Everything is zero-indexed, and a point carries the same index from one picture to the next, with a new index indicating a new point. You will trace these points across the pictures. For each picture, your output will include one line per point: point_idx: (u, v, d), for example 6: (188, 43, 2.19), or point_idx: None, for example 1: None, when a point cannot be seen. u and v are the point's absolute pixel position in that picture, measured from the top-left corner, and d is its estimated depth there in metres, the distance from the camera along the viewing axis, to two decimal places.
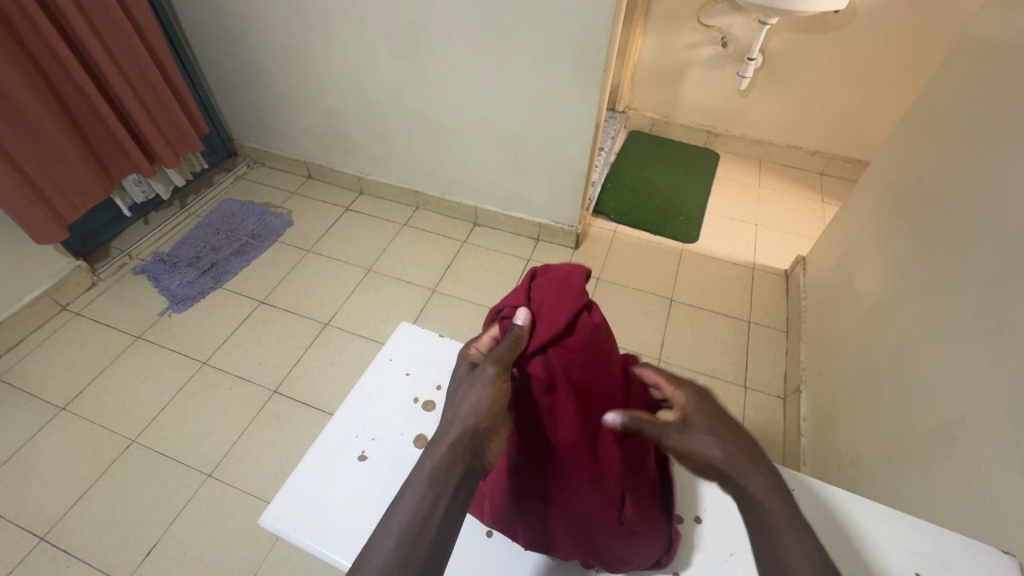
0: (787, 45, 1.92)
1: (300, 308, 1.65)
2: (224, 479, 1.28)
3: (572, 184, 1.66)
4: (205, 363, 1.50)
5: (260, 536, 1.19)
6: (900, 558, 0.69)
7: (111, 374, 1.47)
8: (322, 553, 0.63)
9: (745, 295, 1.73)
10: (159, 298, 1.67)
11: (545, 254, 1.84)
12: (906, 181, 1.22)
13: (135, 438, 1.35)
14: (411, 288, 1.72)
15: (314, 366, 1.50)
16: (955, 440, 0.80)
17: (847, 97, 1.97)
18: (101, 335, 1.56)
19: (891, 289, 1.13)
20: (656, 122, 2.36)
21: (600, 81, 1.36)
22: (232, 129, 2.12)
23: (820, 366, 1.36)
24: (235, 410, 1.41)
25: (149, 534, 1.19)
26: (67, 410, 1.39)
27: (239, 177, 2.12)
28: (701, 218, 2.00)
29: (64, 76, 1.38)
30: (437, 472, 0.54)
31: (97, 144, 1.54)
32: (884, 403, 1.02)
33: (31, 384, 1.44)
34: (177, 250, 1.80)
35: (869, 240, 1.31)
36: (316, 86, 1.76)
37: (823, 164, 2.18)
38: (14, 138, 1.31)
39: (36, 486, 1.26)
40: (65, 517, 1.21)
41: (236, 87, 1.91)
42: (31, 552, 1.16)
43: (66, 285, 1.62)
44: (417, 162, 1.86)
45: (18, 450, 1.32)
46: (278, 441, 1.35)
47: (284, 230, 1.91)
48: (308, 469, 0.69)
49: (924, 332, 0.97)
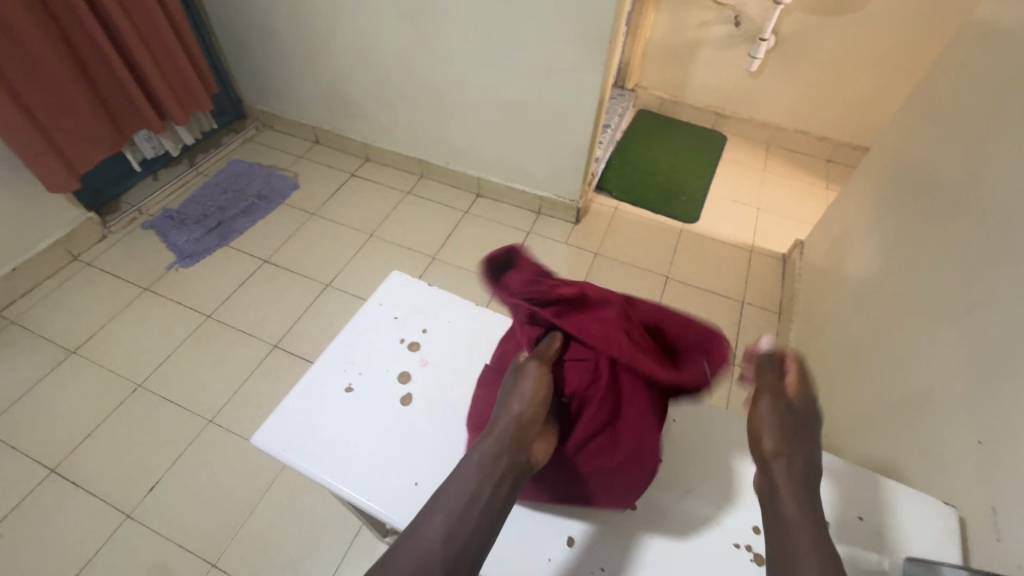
0: (802, 26, 1.89)
1: (302, 269, 1.69)
2: (224, 425, 1.34)
3: (574, 157, 1.68)
4: (208, 317, 1.55)
5: (255, 479, 1.25)
6: (846, 504, 0.70)
7: (120, 323, 1.53)
8: (308, 473, 0.66)
9: (740, 276, 1.75)
10: (166, 254, 1.71)
11: (545, 227, 1.87)
12: (902, 165, 1.22)
13: (141, 383, 1.40)
14: (412, 254, 1.75)
15: (313, 324, 1.55)
16: (918, 408, 0.83)
17: (857, 82, 1.95)
18: (111, 286, 1.61)
19: (878, 271, 1.15)
20: (665, 102, 2.34)
21: (605, 54, 1.36)
22: (242, 91, 2.13)
23: (806, 346, 1.38)
24: (237, 361, 1.46)
25: (152, 471, 1.26)
26: (76, 353, 1.46)
27: (247, 139, 2.14)
28: (703, 199, 2.01)
29: (76, 23, 1.40)
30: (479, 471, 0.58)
31: (108, 98, 1.57)
32: (860, 380, 1.04)
33: (43, 328, 1.50)
34: (185, 208, 1.84)
35: (863, 223, 1.32)
36: (324, 49, 1.77)
37: (829, 150, 2.17)
38: (26, 84, 1.34)
39: (46, 423, 1.32)
40: (74, 452, 1.28)
41: (246, 48, 1.92)
42: (41, 482, 1.23)
43: (77, 236, 1.66)
44: (422, 131, 1.87)
45: (29, 388, 1.38)
46: (276, 391, 1.40)
47: (289, 193, 1.94)
48: (298, 398, 0.72)
49: (902, 312, 0.99)
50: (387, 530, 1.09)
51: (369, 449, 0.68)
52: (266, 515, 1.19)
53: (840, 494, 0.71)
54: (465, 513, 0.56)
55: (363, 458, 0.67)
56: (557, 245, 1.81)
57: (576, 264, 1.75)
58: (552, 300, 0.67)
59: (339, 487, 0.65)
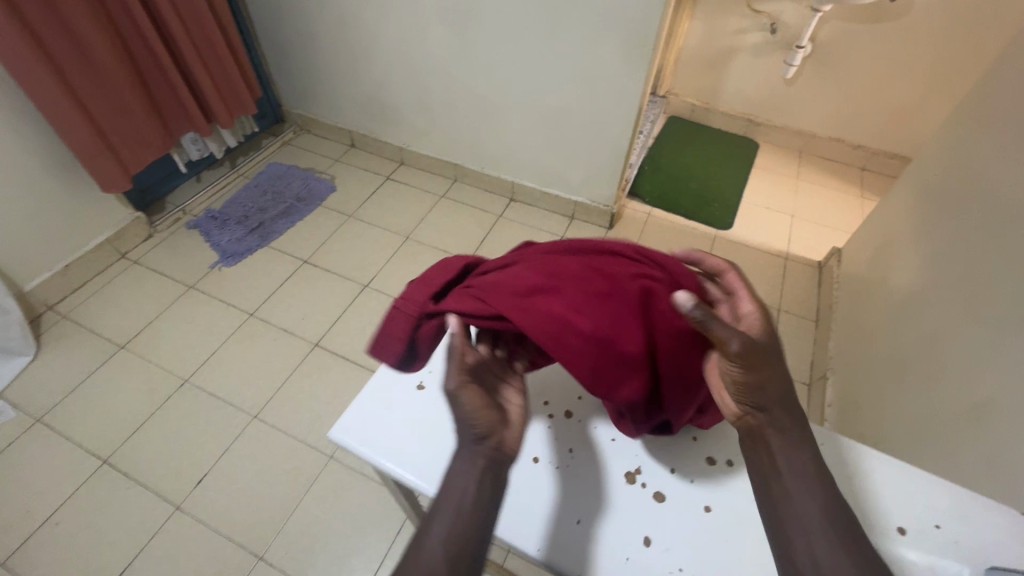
0: (840, 34, 1.89)
1: (340, 270, 1.72)
2: (268, 421, 1.36)
3: (610, 163, 1.69)
4: (251, 315, 1.59)
5: (300, 475, 1.27)
6: (922, 513, 0.66)
7: (166, 319, 1.57)
8: (383, 465, 0.68)
9: (776, 283, 1.74)
10: (209, 253, 1.76)
11: (578, 231, 1.88)
12: (951, 174, 1.21)
13: (188, 378, 1.44)
14: (447, 257, 1.78)
15: (353, 324, 1.58)
16: (983, 420, 0.82)
17: (896, 91, 1.93)
18: (157, 284, 1.66)
19: (927, 281, 1.14)
20: (697, 109, 2.35)
21: (649, 61, 1.38)
22: (281, 96, 2.18)
23: (849, 356, 1.37)
24: (279, 359, 1.49)
25: (201, 465, 1.29)
26: (125, 348, 1.50)
27: (285, 142, 2.19)
28: (736, 206, 2.01)
29: (134, 29, 1.45)
30: (467, 469, 0.55)
31: (159, 101, 1.62)
32: (912, 390, 1.03)
33: (94, 323, 1.55)
34: (227, 209, 1.88)
35: (908, 232, 1.31)
36: (366, 55, 1.81)
37: (865, 158, 2.15)
38: (88, 87, 1.40)
39: (99, 415, 1.36)
40: (125, 444, 1.32)
41: (288, 54, 1.97)
42: (95, 473, 1.27)
43: (126, 235, 1.72)
44: (458, 136, 1.90)
45: (82, 381, 1.42)
46: (318, 390, 1.43)
47: (327, 195, 1.98)
48: (372, 392, 0.75)
49: (957, 322, 0.98)
50: None
51: (442, 444, 0.69)
52: (311, 511, 1.22)
53: (915, 502, 0.67)
54: (464, 510, 0.52)
55: (437, 452, 0.69)
56: None
57: None
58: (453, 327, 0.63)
59: (415, 479, 0.67)
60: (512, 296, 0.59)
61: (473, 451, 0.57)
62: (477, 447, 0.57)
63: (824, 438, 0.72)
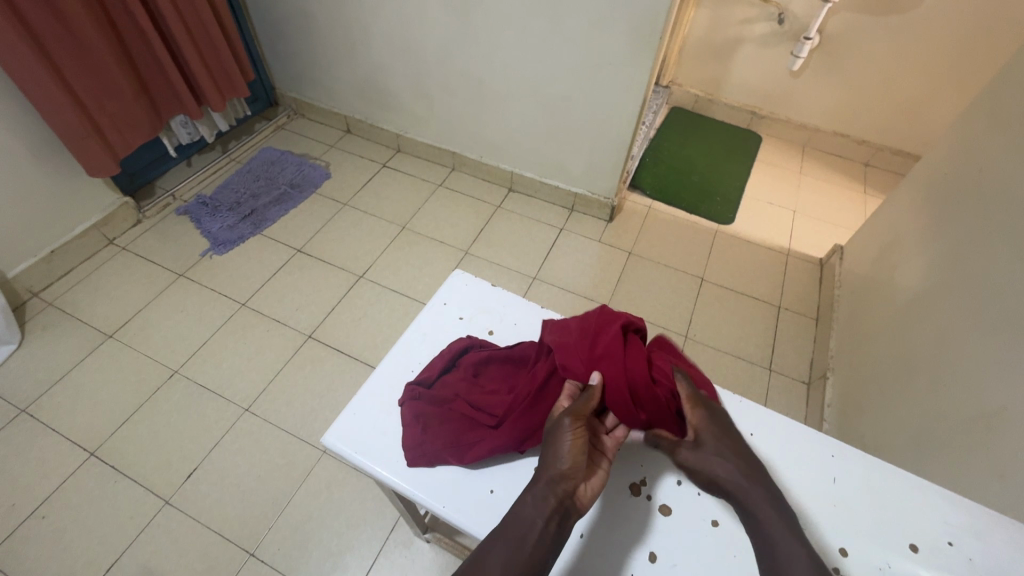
0: (849, 26, 1.84)
1: (335, 260, 1.69)
2: (260, 414, 1.34)
3: (612, 155, 1.65)
4: (243, 306, 1.55)
5: (292, 470, 1.25)
6: (934, 528, 0.65)
7: (156, 308, 1.53)
8: (378, 472, 0.68)
9: (777, 280, 1.72)
10: (200, 241, 1.71)
11: (578, 224, 1.84)
12: (962, 173, 1.19)
13: (177, 369, 1.41)
14: (445, 248, 1.74)
15: (347, 316, 1.54)
16: (992, 428, 0.81)
17: (904, 85, 1.90)
18: (146, 272, 1.62)
19: (935, 282, 1.12)
20: (700, 100, 2.30)
21: (654, 51, 1.34)
22: (275, 78, 2.12)
23: (850, 356, 1.36)
24: (272, 350, 1.46)
25: (191, 458, 1.26)
26: (113, 338, 1.46)
27: (279, 127, 2.14)
28: (739, 200, 1.98)
29: (122, 7, 1.39)
30: (533, 511, 0.54)
31: (149, 83, 1.57)
32: (917, 394, 1.02)
33: (82, 311, 1.51)
34: (219, 195, 1.83)
35: (914, 232, 1.29)
36: (363, 37, 1.75)
37: (869, 154, 2.12)
38: (73, 68, 1.34)
39: (85, 406, 1.33)
40: (113, 436, 1.29)
41: (282, 35, 1.91)
42: (82, 465, 1.24)
43: (114, 220, 1.67)
44: (458, 123, 1.85)
45: (68, 371, 1.39)
46: (312, 383, 1.40)
47: (322, 182, 1.93)
48: (368, 396, 0.75)
49: (966, 327, 0.96)
50: (426, 525, 1.10)
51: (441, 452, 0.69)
52: (304, 507, 1.20)
53: (927, 515, 0.66)
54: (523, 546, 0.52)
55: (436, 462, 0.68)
56: (591, 242, 1.79)
57: (610, 263, 1.73)
58: (447, 406, 0.70)
59: (409, 487, 0.67)
60: (471, 383, 0.73)
61: (544, 493, 0.55)
62: (550, 489, 0.55)
63: (835, 451, 0.71)
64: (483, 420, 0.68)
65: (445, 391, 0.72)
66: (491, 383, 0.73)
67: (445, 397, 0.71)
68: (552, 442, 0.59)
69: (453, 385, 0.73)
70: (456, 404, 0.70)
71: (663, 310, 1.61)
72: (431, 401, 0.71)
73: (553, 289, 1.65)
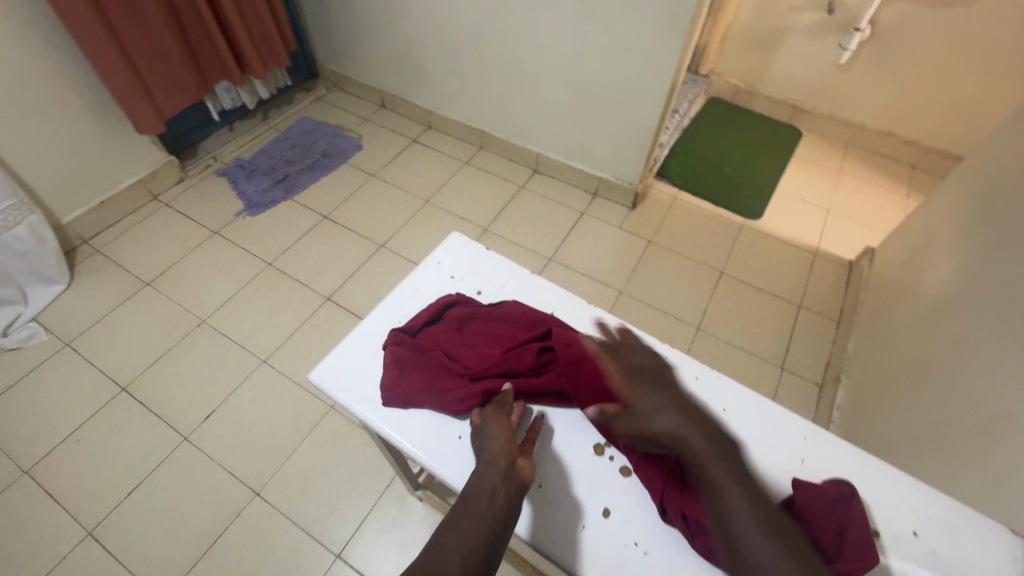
0: (905, 19, 1.75)
1: (359, 228, 1.74)
2: (276, 366, 1.41)
3: (639, 140, 1.64)
4: (269, 265, 1.63)
5: (300, 421, 1.31)
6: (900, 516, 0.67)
7: (190, 261, 1.63)
8: (358, 411, 0.73)
9: (801, 278, 1.67)
10: (235, 201, 1.80)
11: (599, 209, 1.84)
12: (1005, 175, 1.12)
13: (205, 319, 1.50)
14: (465, 224, 1.77)
15: (365, 282, 1.60)
16: (995, 436, 0.78)
17: (961, 84, 1.79)
18: (184, 227, 1.72)
19: (960, 287, 1.07)
20: (740, 91, 2.24)
21: (686, 34, 1.31)
22: (317, 51, 2.19)
23: (867, 359, 1.31)
24: (292, 308, 1.53)
25: (210, 401, 1.35)
26: (150, 286, 1.57)
27: (317, 98, 2.21)
28: (769, 195, 1.92)
29: None
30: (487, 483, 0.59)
31: (197, 48, 1.65)
32: (926, 399, 0.98)
33: (124, 259, 1.62)
34: (256, 159, 1.92)
35: (947, 236, 1.23)
36: (401, 12, 1.78)
37: (917, 156, 2.02)
38: (128, 29, 1.42)
39: (121, 345, 1.44)
40: (143, 374, 1.39)
41: (325, 8, 1.96)
42: (114, 398, 1.34)
43: (159, 176, 1.77)
44: (488, 102, 1.87)
45: (108, 313, 1.50)
46: (326, 342, 1.46)
47: (353, 153, 1.99)
48: (357, 342, 0.79)
49: (984, 333, 0.92)
50: (418, 483, 1.14)
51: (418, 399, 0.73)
52: (308, 456, 1.26)
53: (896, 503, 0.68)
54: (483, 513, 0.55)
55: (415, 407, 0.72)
56: (611, 228, 1.78)
57: (628, 250, 1.72)
58: (426, 355, 0.75)
59: (386, 428, 0.71)
60: (452, 336, 0.77)
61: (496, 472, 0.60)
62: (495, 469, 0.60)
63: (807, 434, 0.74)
64: (456, 369, 0.74)
65: (426, 340, 0.77)
66: (470, 339, 0.77)
67: (426, 344, 0.76)
68: (487, 430, 0.65)
69: (435, 334, 0.78)
70: (435, 352, 0.76)
71: (677, 300, 1.59)
72: (412, 348, 0.75)
73: (568, 271, 1.65)
